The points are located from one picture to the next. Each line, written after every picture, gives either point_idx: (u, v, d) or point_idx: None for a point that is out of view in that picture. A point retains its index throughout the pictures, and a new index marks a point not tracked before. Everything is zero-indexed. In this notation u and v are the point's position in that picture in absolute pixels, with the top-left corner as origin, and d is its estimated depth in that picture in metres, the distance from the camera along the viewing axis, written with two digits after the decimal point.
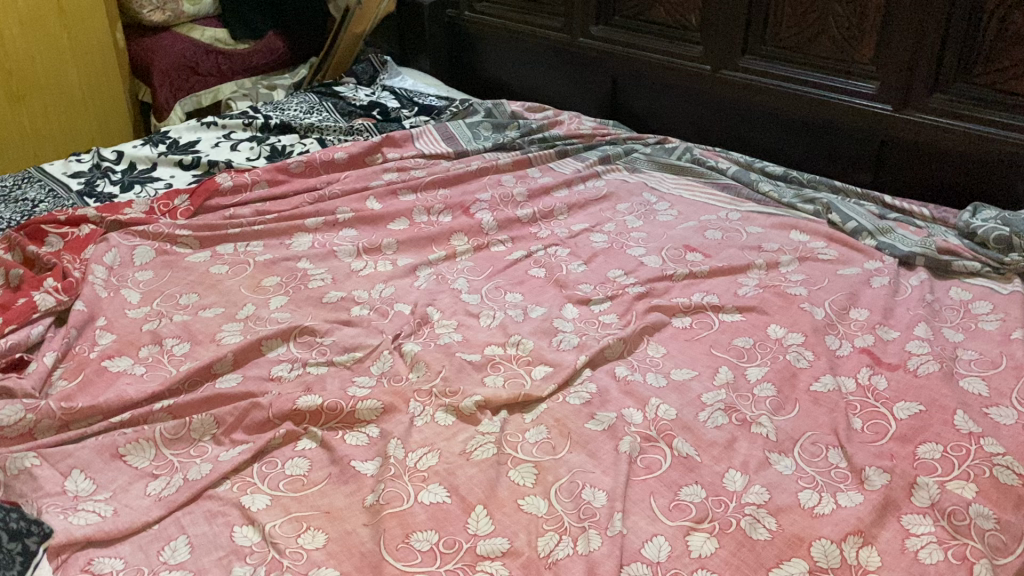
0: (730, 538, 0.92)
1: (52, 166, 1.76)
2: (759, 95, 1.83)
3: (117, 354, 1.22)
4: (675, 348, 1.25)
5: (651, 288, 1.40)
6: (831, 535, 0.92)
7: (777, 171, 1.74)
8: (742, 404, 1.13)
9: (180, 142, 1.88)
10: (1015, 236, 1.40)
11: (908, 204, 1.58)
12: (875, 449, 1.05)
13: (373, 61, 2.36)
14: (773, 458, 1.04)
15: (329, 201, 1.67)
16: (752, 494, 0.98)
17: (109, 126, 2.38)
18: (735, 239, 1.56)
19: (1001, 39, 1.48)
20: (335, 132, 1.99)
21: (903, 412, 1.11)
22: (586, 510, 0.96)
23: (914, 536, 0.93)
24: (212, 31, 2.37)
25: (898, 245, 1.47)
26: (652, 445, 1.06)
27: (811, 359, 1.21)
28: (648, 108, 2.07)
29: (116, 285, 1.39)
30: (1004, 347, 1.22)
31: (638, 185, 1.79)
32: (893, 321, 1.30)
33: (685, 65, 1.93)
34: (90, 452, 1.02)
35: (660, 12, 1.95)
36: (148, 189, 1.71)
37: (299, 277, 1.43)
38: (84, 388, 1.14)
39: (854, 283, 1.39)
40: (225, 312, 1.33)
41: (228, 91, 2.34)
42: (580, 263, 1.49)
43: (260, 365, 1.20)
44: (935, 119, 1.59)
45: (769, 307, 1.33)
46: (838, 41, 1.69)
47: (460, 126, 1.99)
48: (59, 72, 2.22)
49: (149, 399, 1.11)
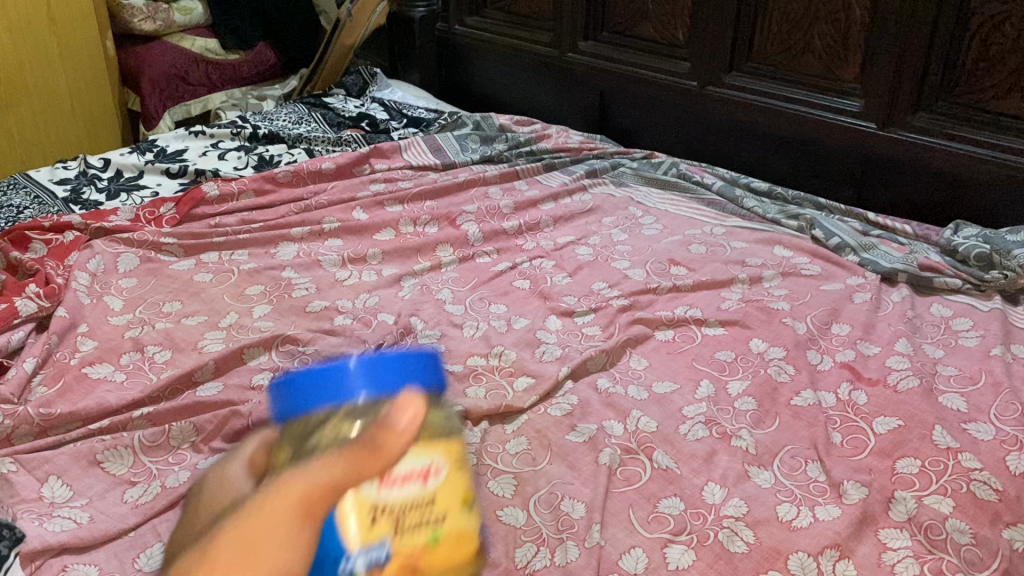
0: (707, 551, 0.92)
1: (38, 173, 1.76)
2: (744, 112, 1.84)
3: (98, 361, 1.21)
4: (657, 360, 1.26)
5: (635, 300, 1.40)
6: (808, 548, 0.93)
7: (762, 187, 1.75)
8: (723, 418, 1.13)
9: (168, 151, 1.89)
10: (995, 253, 1.41)
11: (891, 221, 1.59)
12: (853, 463, 1.06)
13: (363, 73, 2.37)
14: (752, 471, 1.04)
15: (316, 211, 1.67)
16: (730, 507, 0.98)
17: (97, 134, 2.38)
18: (718, 253, 1.56)
19: (983, 58, 1.50)
20: (323, 142, 1.99)
21: (882, 427, 1.11)
22: (565, 522, 0.96)
23: (891, 550, 0.93)
24: (202, 41, 2.38)
25: (880, 261, 1.48)
26: (632, 457, 1.06)
27: (792, 373, 1.22)
28: (635, 123, 2.08)
29: (99, 291, 1.39)
30: (983, 363, 1.23)
31: (624, 199, 1.80)
32: (874, 336, 1.31)
33: (672, 81, 1.94)
34: (68, 459, 1.02)
35: (649, 29, 1.97)
36: (134, 197, 1.71)
37: (283, 286, 1.43)
38: (63, 395, 1.14)
39: (836, 299, 1.39)
40: (208, 320, 1.32)
41: (217, 101, 2.36)
42: (565, 275, 1.50)
43: (241, 373, 1.20)
44: (917, 137, 1.61)
45: (751, 321, 1.34)
46: (823, 59, 1.71)
47: (448, 138, 2.00)
48: (49, 80, 2.22)
49: (128, 406, 1.11)
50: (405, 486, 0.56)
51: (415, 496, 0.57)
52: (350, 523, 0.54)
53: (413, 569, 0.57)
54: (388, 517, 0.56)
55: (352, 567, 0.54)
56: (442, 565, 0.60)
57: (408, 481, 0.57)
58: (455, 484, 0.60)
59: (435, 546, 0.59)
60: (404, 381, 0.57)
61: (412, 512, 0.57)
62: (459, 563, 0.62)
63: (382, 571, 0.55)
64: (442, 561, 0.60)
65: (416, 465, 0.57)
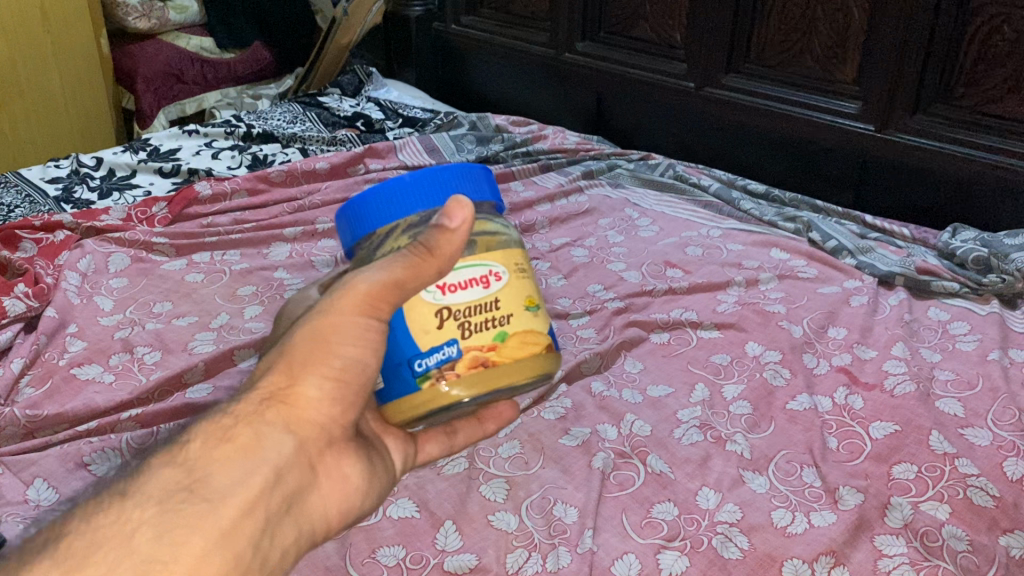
0: (701, 557, 0.91)
1: (30, 171, 1.75)
2: (742, 113, 1.83)
3: (86, 362, 1.20)
4: (652, 364, 1.24)
5: (631, 303, 1.39)
6: (803, 554, 0.91)
7: (759, 189, 1.74)
8: (718, 422, 1.12)
9: (161, 150, 1.87)
10: (992, 257, 1.41)
11: (889, 224, 1.58)
12: (849, 468, 1.04)
13: (358, 72, 2.35)
14: (747, 476, 1.03)
15: (309, 211, 1.66)
16: (724, 512, 0.97)
17: (91, 133, 2.36)
18: (714, 255, 1.55)
19: (982, 60, 1.49)
20: (318, 141, 1.98)
21: (878, 432, 1.10)
22: (557, 527, 0.95)
23: (886, 557, 0.92)
24: (197, 40, 2.39)
25: (877, 265, 1.47)
26: (626, 462, 1.05)
27: (788, 377, 1.21)
28: (632, 124, 2.07)
29: (89, 291, 1.38)
30: (981, 367, 1.22)
31: (620, 201, 1.78)
32: (870, 340, 1.30)
33: (669, 82, 1.93)
34: (54, 460, 1.01)
35: (646, 29, 1.96)
36: (126, 197, 1.69)
37: (275, 287, 1.41)
38: (51, 396, 1.13)
39: (833, 302, 1.38)
40: (198, 321, 1.31)
41: (212, 100, 2.33)
42: (560, 277, 1.49)
43: (231, 374, 1.19)
44: (915, 140, 1.60)
45: (747, 324, 1.32)
46: (821, 60, 1.70)
47: (443, 138, 1.98)
48: (42, 78, 2.21)
49: (117, 408, 1.10)
50: (466, 291, 0.61)
51: (479, 299, 0.62)
52: (419, 327, 0.61)
53: (486, 367, 0.61)
54: (452, 319, 0.61)
55: (425, 367, 0.61)
56: (517, 366, 0.62)
57: (470, 285, 0.62)
58: (519, 290, 0.64)
59: (503, 345, 0.62)
60: (444, 192, 0.65)
61: (477, 313, 0.61)
62: (535, 363, 0.63)
63: (456, 368, 0.61)
64: (514, 359, 0.62)
65: (477, 273, 0.62)
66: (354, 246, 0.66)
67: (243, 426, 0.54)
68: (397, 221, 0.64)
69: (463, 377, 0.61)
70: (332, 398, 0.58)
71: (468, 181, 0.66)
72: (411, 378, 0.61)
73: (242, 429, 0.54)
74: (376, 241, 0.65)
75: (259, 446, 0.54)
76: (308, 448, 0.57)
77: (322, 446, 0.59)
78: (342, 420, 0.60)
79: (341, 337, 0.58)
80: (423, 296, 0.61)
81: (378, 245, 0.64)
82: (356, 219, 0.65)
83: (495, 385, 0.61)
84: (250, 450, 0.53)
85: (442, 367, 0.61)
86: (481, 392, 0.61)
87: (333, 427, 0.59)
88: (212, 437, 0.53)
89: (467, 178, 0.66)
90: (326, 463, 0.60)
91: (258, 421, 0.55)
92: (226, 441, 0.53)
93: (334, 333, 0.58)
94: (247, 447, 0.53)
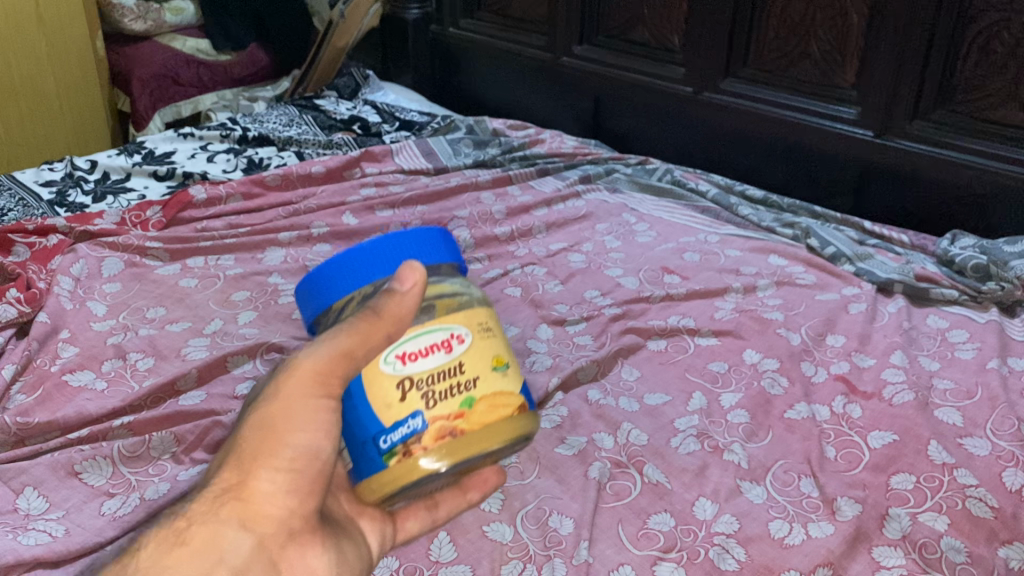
0: (697, 569, 0.90)
1: (23, 174, 1.74)
2: (740, 118, 1.83)
3: (79, 368, 1.19)
4: (649, 371, 1.24)
5: (628, 310, 1.38)
6: (800, 566, 0.91)
7: (758, 195, 1.73)
8: (715, 431, 1.11)
9: (156, 153, 1.86)
10: (992, 264, 1.40)
11: (888, 230, 1.58)
12: (848, 478, 1.04)
13: (355, 74, 2.34)
14: (744, 486, 1.02)
15: (304, 215, 1.65)
16: (721, 523, 0.96)
17: (87, 134, 2.35)
18: (712, 261, 1.54)
19: (981, 66, 1.48)
20: (314, 145, 1.97)
21: (876, 442, 1.09)
22: (552, 538, 0.94)
23: (884, 569, 0.91)
24: (193, 41, 2.37)
25: (876, 272, 1.46)
26: (623, 471, 1.04)
27: (786, 385, 1.20)
28: (629, 129, 2.06)
29: (82, 296, 1.36)
30: (980, 376, 1.21)
31: (617, 206, 1.78)
32: (869, 348, 1.29)
33: (667, 86, 1.93)
34: (44, 469, 1.00)
35: (644, 33, 1.95)
36: (120, 200, 1.68)
37: (270, 292, 1.40)
38: (42, 403, 1.11)
39: (831, 309, 1.38)
40: (192, 327, 1.30)
41: (208, 103, 2.33)
42: (556, 283, 1.48)
43: (225, 382, 1.18)
44: (914, 146, 1.59)
45: (745, 331, 1.32)
46: (820, 65, 1.69)
47: (440, 143, 1.98)
48: (37, 79, 2.20)
49: (109, 416, 1.09)
50: (428, 357, 0.60)
51: (443, 364, 0.60)
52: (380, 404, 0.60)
53: (454, 436, 0.58)
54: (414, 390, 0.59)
55: (389, 442, 0.59)
56: (489, 431, 0.59)
57: (430, 352, 0.60)
58: (486, 350, 0.62)
59: (471, 412, 0.59)
60: (398, 258, 0.65)
61: (442, 379, 0.59)
62: (510, 427, 0.60)
63: (422, 441, 0.58)
64: (484, 424, 0.59)
65: (438, 338, 0.60)
66: (315, 321, 0.67)
67: (196, 527, 0.58)
68: (352, 293, 0.65)
69: (432, 448, 0.58)
70: (287, 490, 0.60)
71: (422, 246, 0.66)
72: (376, 456, 0.59)
73: (196, 530, 0.58)
74: (333, 316, 0.66)
75: (209, 547, 0.57)
76: (267, 542, 0.60)
77: (283, 539, 0.61)
78: (303, 511, 0.61)
79: (289, 424, 0.60)
80: (381, 369, 0.60)
81: (336, 319, 0.65)
82: (315, 292, 0.66)
83: (466, 454, 0.58)
84: (200, 552, 0.57)
85: (407, 441, 0.58)
86: (452, 462, 0.58)
87: (293, 518, 0.61)
88: (166, 541, 0.57)
89: (423, 239, 0.66)
90: (289, 557, 0.61)
91: (212, 520, 0.58)
92: (177, 544, 0.57)
93: (284, 423, 0.60)
94: (200, 547, 0.57)
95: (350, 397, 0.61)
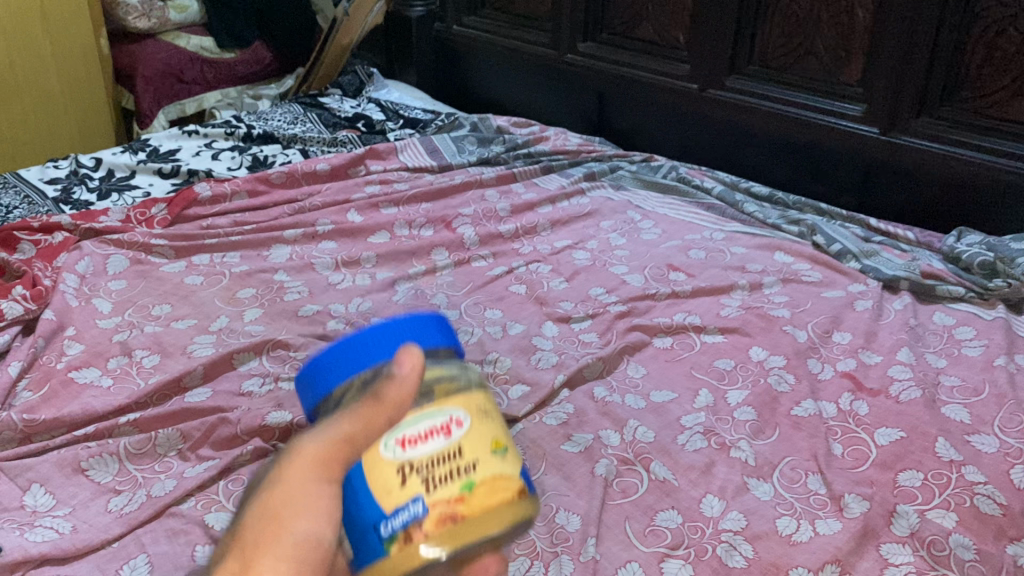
0: (705, 566, 0.90)
1: (28, 172, 1.74)
2: (745, 115, 1.82)
3: (84, 365, 1.19)
4: (655, 368, 1.23)
5: (633, 307, 1.38)
6: (808, 564, 0.90)
7: (763, 192, 1.73)
8: (722, 428, 1.11)
9: (161, 150, 1.87)
10: (998, 261, 1.40)
11: (893, 228, 1.57)
12: (855, 475, 1.03)
13: (359, 72, 2.35)
14: (751, 484, 1.02)
15: (309, 213, 1.65)
16: (729, 520, 0.96)
17: (91, 132, 2.35)
18: (718, 259, 1.54)
19: (987, 63, 1.48)
20: (319, 143, 1.97)
21: (883, 439, 1.09)
22: (559, 535, 0.94)
23: (892, 566, 0.91)
24: (197, 39, 2.38)
25: (882, 269, 1.46)
26: (629, 468, 1.04)
27: (792, 383, 1.20)
28: (634, 126, 2.06)
29: (88, 294, 1.36)
30: (987, 373, 1.21)
31: (622, 203, 1.77)
32: (875, 345, 1.29)
33: (672, 83, 1.92)
34: (51, 466, 1.00)
35: (648, 30, 1.95)
36: (125, 198, 1.68)
37: (275, 289, 1.40)
38: (48, 400, 1.11)
39: (837, 306, 1.37)
40: (198, 324, 1.30)
41: (212, 100, 2.32)
42: (562, 280, 1.48)
43: (230, 379, 1.18)
44: (920, 142, 1.59)
45: (751, 328, 1.31)
46: (825, 62, 1.69)
47: (444, 140, 1.97)
48: (42, 78, 2.19)
49: (115, 413, 1.09)
50: (426, 442, 0.52)
51: (441, 450, 0.52)
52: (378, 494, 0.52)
53: (455, 522, 0.50)
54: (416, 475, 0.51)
55: (389, 531, 0.51)
56: (491, 518, 0.51)
57: (428, 434, 0.52)
58: (486, 432, 0.54)
59: (471, 495, 0.51)
60: (397, 344, 0.58)
61: (441, 465, 0.51)
62: (513, 514, 0.52)
63: (422, 529, 0.50)
64: (485, 510, 0.51)
65: (436, 421, 0.53)
66: (314, 411, 0.59)
67: None
68: (352, 379, 0.57)
69: (432, 536, 0.50)
70: None
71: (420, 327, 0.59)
72: (375, 544, 0.51)
73: None
74: (332, 406, 0.58)
75: None
76: None
77: None
78: None
79: (292, 510, 0.54)
80: (380, 454, 0.52)
81: (336, 407, 0.57)
82: (309, 383, 0.59)
83: (468, 542, 0.50)
84: None
85: (407, 528, 0.50)
86: (453, 551, 0.50)
87: None
88: None
89: (422, 323, 0.59)
90: None
91: None
92: None
93: (286, 510, 0.54)
94: None
95: (350, 485, 0.54)
